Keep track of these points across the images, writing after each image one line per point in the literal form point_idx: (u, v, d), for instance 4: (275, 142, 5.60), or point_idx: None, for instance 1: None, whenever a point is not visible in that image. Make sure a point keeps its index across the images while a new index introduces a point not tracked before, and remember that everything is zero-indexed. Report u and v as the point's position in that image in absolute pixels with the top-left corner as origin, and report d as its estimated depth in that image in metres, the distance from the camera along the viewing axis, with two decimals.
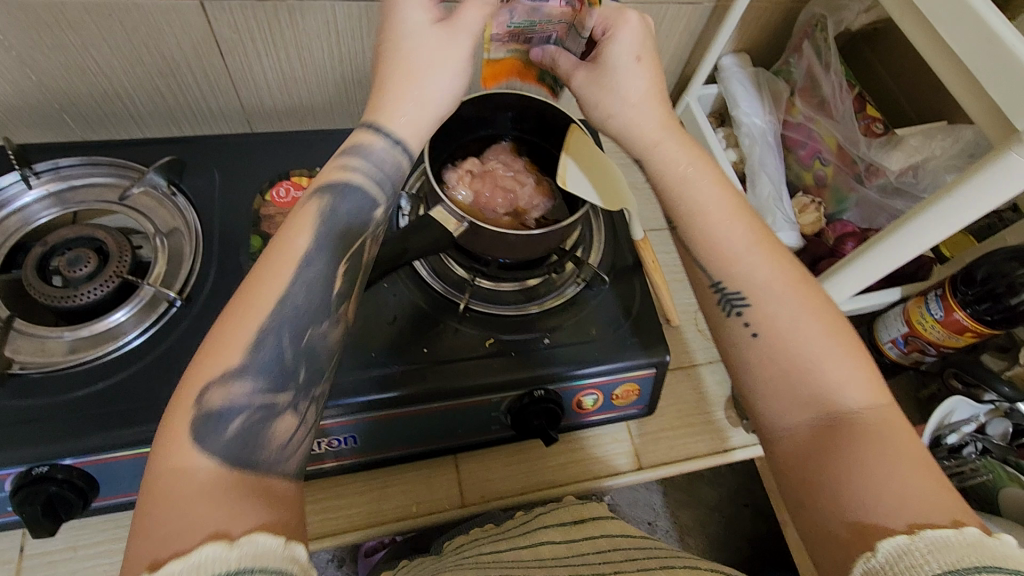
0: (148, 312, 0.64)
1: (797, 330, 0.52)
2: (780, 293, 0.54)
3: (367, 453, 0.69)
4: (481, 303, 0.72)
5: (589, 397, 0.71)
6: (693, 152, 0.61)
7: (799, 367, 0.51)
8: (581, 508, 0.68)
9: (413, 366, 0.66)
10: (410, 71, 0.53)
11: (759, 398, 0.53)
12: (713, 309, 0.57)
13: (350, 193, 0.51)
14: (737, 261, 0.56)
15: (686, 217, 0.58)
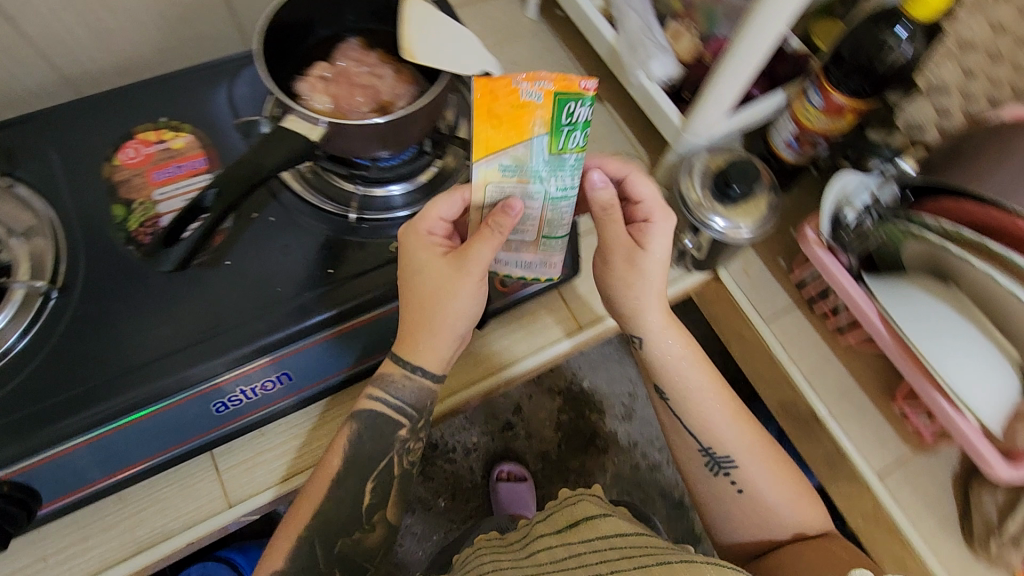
0: (26, 312, 0.59)
1: (764, 484, 0.71)
2: (758, 457, 0.71)
3: (306, 388, 0.68)
4: (375, 211, 0.69)
5: (511, 273, 0.72)
6: (692, 354, 0.72)
7: (768, 517, 0.71)
8: (574, 518, 0.73)
9: (324, 289, 0.64)
10: (437, 316, 0.62)
11: (743, 539, 0.74)
12: (704, 421, 0.72)
13: (402, 402, 0.67)
14: (722, 426, 0.72)
15: (678, 392, 0.72)
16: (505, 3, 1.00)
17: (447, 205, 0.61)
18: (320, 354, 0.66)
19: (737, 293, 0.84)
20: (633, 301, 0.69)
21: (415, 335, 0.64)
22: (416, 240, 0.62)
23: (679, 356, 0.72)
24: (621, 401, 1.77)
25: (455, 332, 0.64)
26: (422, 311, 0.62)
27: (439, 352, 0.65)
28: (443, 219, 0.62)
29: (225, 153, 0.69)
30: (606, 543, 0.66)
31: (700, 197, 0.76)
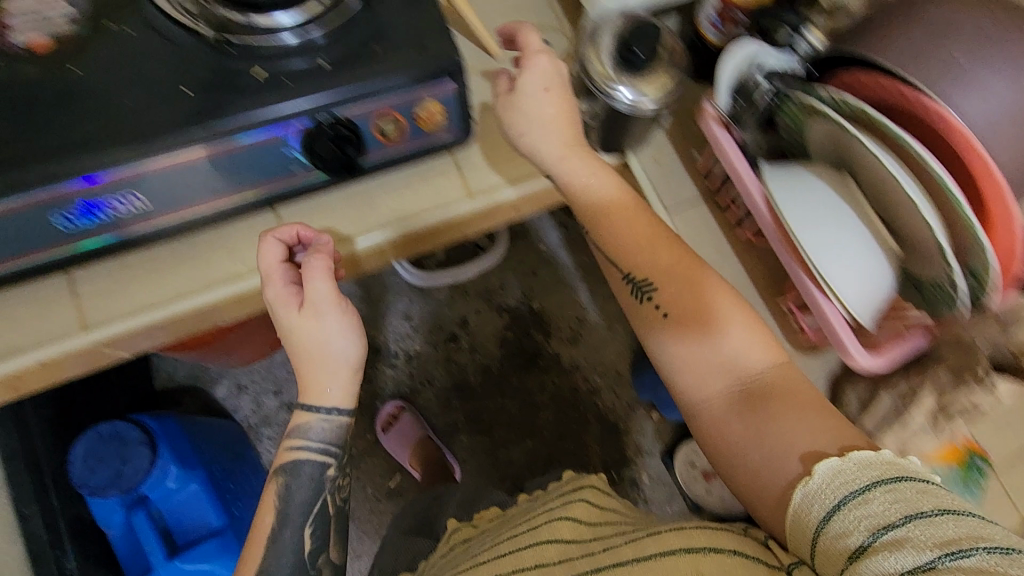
0: None
1: (724, 346, 0.67)
2: (718, 327, 0.67)
3: (164, 218, 0.66)
4: (242, 34, 0.64)
5: (390, 122, 0.68)
6: (708, 293, 0.69)
7: (726, 361, 0.66)
8: (579, 492, 0.75)
9: (183, 109, 0.61)
10: (319, 355, 0.69)
11: (685, 385, 0.68)
12: (672, 338, 0.69)
13: (314, 448, 0.72)
14: (624, 217, 0.72)
15: (584, 212, 0.74)
16: None
17: (268, 256, 0.67)
18: (193, 175, 0.63)
19: (643, 177, 0.81)
20: (684, 350, 0.68)
21: (315, 380, 0.70)
22: (286, 334, 0.68)
23: (705, 343, 0.67)
24: None
25: (351, 365, 0.70)
26: (296, 358, 0.69)
27: (348, 362, 0.70)
28: (275, 266, 0.67)
29: None
30: (595, 532, 0.66)
31: (604, 71, 0.70)
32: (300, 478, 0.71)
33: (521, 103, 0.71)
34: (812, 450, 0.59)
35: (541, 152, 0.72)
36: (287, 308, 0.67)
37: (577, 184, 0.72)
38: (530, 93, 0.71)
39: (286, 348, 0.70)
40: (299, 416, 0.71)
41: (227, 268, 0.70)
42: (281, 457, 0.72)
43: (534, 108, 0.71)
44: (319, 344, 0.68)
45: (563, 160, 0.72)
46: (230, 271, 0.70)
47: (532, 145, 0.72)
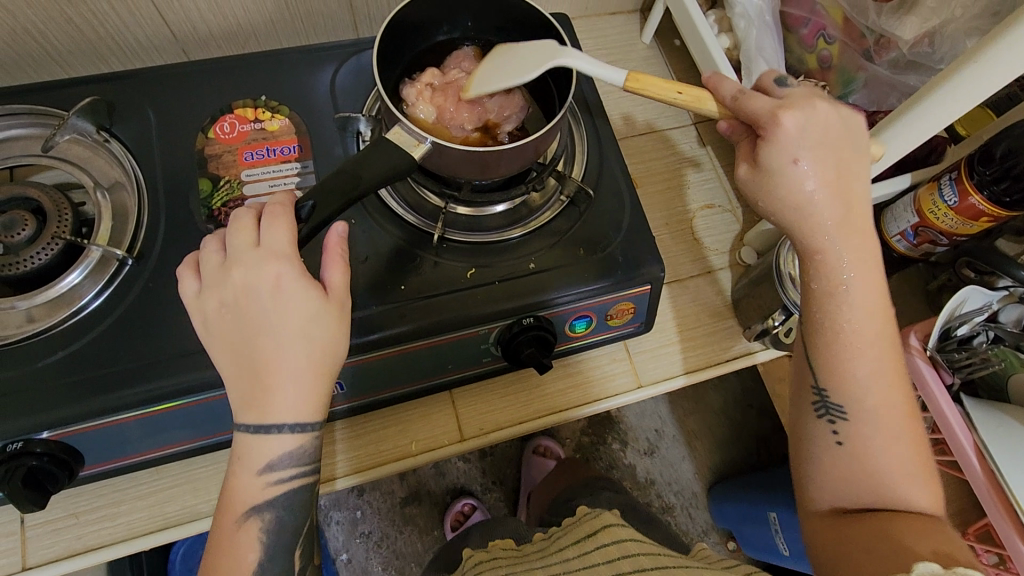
0: (100, 273, 0.60)
1: (883, 456, 0.52)
2: (887, 442, 0.52)
3: (354, 398, 0.66)
4: (456, 232, 0.66)
5: (583, 319, 0.68)
6: (897, 404, 0.53)
7: (883, 476, 0.52)
8: (598, 520, 0.61)
9: (396, 304, 0.62)
10: (271, 340, 0.47)
11: (818, 485, 0.55)
12: (835, 447, 0.54)
13: (284, 479, 0.51)
14: (865, 327, 0.52)
15: (830, 292, 0.52)
16: (623, 20, 0.95)
17: (250, 229, 0.49)
18: (393, 365, 0.64)
19: None
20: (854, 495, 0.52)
21: (281, 381, 0.47)
22: (233, 299, 0.48)
23: (872, 441, 0.52)
24: (647, 435, 1.48)
25: (322, 371, 0.49)
26: (251, 361, 0.47)
27: (319, 360, 0.48)
28: (251, 246, 0.48)
29: (317, 144, 0.66)
30: (624, 550, 0.56)
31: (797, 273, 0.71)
32: (277, 510, 0.51)
33: (785, 187, 0.50)
34: (934, 551, 0.46)
35: (805, 188, 0.50)
36: (267, 267, 0.47)
37: (823, 214, 0.50)
38: (802, 193, 0.50)
39: (224, 339, 0.48)
40: (246, 445, 0.49)
41: (400, 443, 0.70)
42: (245, 496, 0.50)
43: (785, 194, 0.50)
44: (275, 325, 0.47)
45: (801, 163, 0.49)
46: (401, 447, 0.70)
47: (758, 200, 0.52)
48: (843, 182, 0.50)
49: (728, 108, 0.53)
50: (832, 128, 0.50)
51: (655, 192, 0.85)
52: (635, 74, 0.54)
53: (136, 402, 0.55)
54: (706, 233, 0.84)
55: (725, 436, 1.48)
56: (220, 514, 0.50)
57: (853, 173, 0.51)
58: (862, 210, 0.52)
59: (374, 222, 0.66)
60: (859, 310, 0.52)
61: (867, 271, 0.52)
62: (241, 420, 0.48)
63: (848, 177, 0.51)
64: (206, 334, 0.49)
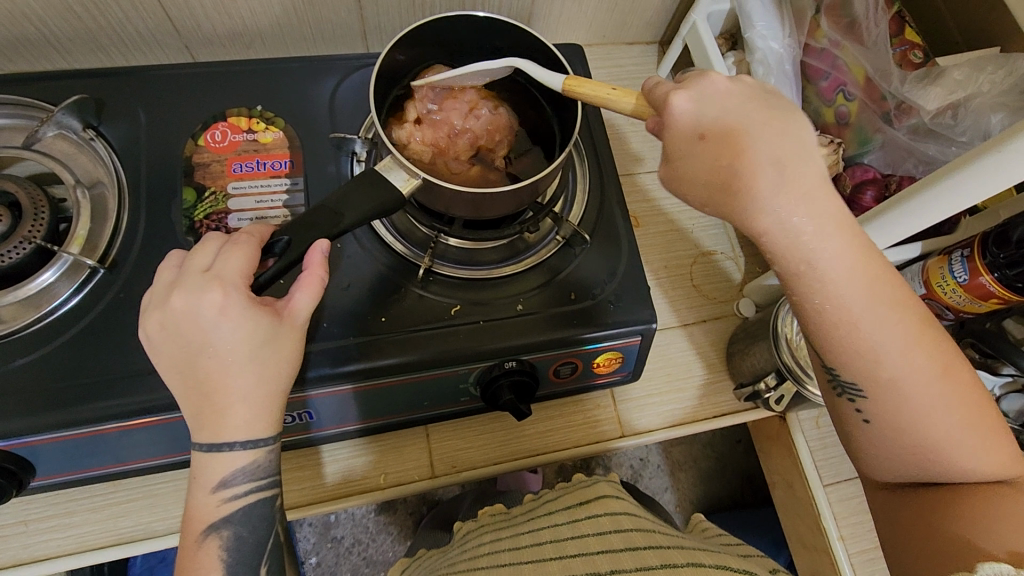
0: (71, 277, 0.57)
1: (929, 422, 0.45)
2: (936, 410, 0.45)
3: (323, 427, 0.64)
4: (445, 265, 0.64)
5: (568, 365, 0.66)
6: (933, 364, 0.45)
7: (931, 446, 0.46)
8: (592, 491, 0.62)
9: (373, 336, 0.60)
10: (213, 360, 0.44)
11: (868, 459, 0.50)
12: (875, 421, 0.47)
13: (241, 494, 0.46)
14: (858, 296, 0.44)
15: (795, 274, 0.44)
16: (641, 51, 0.92)
17: (207, 253, 0.46)
18: (361, 400, 0.62)
19: (802, 442, 0.76)
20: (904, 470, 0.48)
21: (232, 395, 0.44)
22: (176, 322, 0.44)
23: (912, 412, 0.46)
24: (630, 464, 1.42)
25: (274, 392, 0.45)
26: (197, 366, 0.44)
27: (271, 382, 0.45)
28: (201, 270, 0.45)
29: (310, 160, 0.64)
30: (617, 524, 0.55)
31: (793, 335, 0.68)
32: (237, 526, 0.46)
33: (702, 168, 0.44)
34: (1007, 551, 0.43)
35: (719, 166, 0.43)
36: (208, 293, 0.44)
37: (750, 189, 0.42)
38: (718, 172, 0.43)
39: (169, 363, 0.44)
40: (201, 464, 0.45)
41: (368, 474, 0.68)
42: (202, 513, 0.45)
43: (705, 176, 0.44)
44: (219, 346, 0.44)
45: (705, 139, 0.43)
46: (369, 479, 0.68)
47: (690, 193, 0.46)
48: (772, 146, 0.42)
49: (647, 98, 0.48)
50: (733, 97, 0.44)
51: (657, 232, 0.83)
52: (572, 76, 0.52)
53: (94, 418, 0.53)
54: (704, 280, 0.81)
55: (710, 471, 1.45)
56: (179, 540, 0.46)
57: (784, 131, 0.43)
58: (798, 165, 0.43)
59: (361, 246, 0.64)
60: (843, 288, 0.44)
61: (833, 241, 0.43)
62: (195, 439, 0.44)
63: (776, 141, 0.43)
64: (153, 354, 0.45)
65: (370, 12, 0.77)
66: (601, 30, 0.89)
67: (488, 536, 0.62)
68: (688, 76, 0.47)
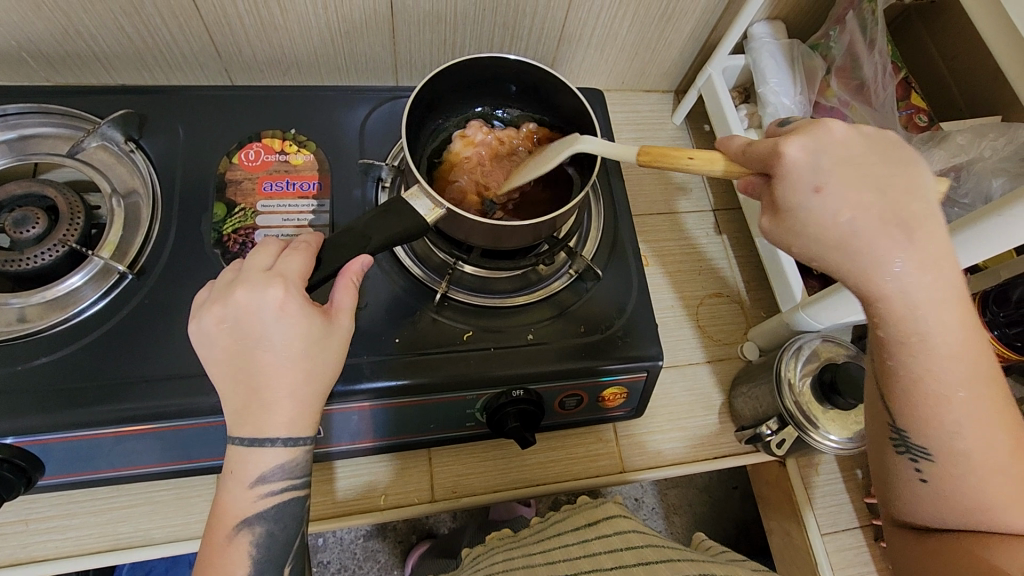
0: (99, 281, 0.59)
1: (992, 485, 0.45)
2: (1002, 476, 0.45)
3: (328, 444, 0.65)
4: (458, 291, 0.66)
5: (573, 398, 0.67)
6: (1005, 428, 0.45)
7: (988, 509, 0.45)
8: (600, 510, 0.63)
9: (386, 357, 0.61)
10: (265, 356, 0.45)
11: (913, 513, 0.49)
12: (937, 480, 0.47)
13: (275, 492, 0.47)
14: (953, 360, 0.44)
15: (899, 333, 0.44)
16: (656, 98, 0.96)
17: (268, 255, 0.49)
18: (369, 419, 0.63)
19: (801, 489, 0.76)
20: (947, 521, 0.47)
21: (281, 390, 0.45)
22: (234, 316, 0.45)
23: (980, 476, 0.45)
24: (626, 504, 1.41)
25: (319, 390, 0.46)
26: (248, 361, 0.45)
27: (316, 380, 0.46)
28: (262, 269, 0.47)
29: (337, 184, 0.67)
30: (627, 542, 0.57)
31: (795, 379, 0.69)
32: (270, 522, 0.47)
33: (816, 220, 0.44)
34: (1022, 571, 0.42)
35: (839, 222, 0.43)
36: (270, 289, 0.46)
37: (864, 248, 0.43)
38: (835, 225, 0.43)
39: (221, 359, 0.45)
40: (239, 460, 0.45)
41: (369, 493, 0.68)
42: (234, 508, 0.46)
43: (822, 232, 0.44)
44: (275, 344, 0.45)
45: (825, 192, 0.43)
46: (369, 499, 0.68)
47: (792, 244, 0.45)
48: (895, 205, 0.43)
49: (738, 158, 0.48)
50: (853, 147, 0.44)
51: (666, 273, 0.85)
52: (648, 148, 0.51)
53: (109, 420, 0.54)
54: (710, 322, 0.83)
55: (706, 517, 1.43)
56: (209, 532, 0.46)
57: (907, 190, 0.44)
58: (923, 228, 0.43)
59: (380, 268, 0.66)
60: (942, 349, 0.44)
61: (939, 306, 0.44)
62: (233, 434, 0.45)
63: (897, 197, 0.43)
64: (204, 347, 0.46)
65: (402, 48, 0.81)
66: (621, 77, 0.93)
67: (500, 556, 0.63)
68: (802, 124, 0.47)
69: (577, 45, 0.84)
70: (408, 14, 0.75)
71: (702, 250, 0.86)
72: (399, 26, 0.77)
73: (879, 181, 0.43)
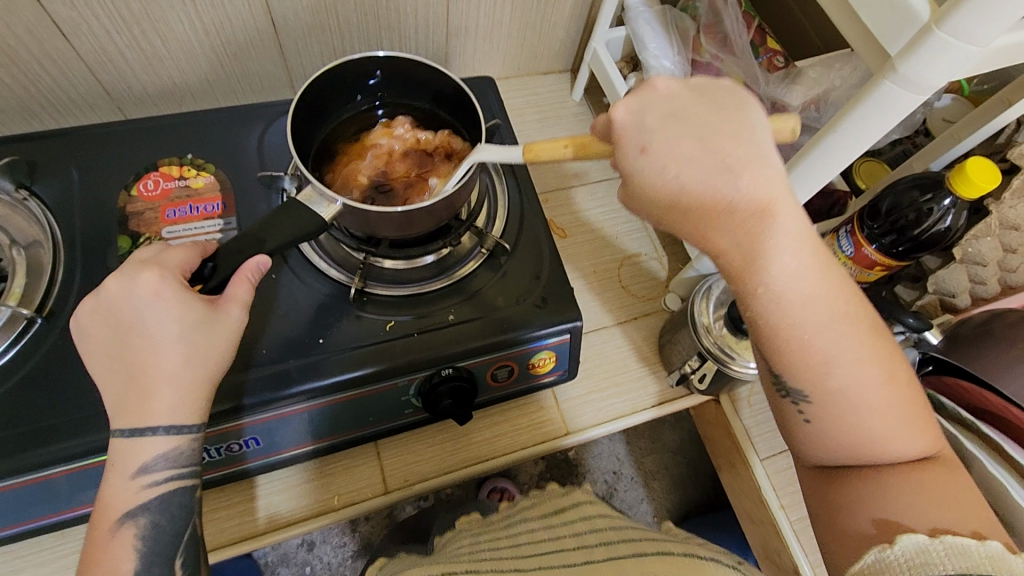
0: (7, 333, 0.58)
1: (866, 414, 0.49)
2: (874, 405, 0.49)
3: (269, 454, 0.66)
4: (379, 285, 0.68)
5: (504, 368, 0.69)
6: (870, 359, 0.49)
7: (866, 443, 0.49)
8: (567, 500, 0.66)
9: (312, 359, 0.63)
10: (144, 341, 0.47)
11: (809, 454, 0.53)
12: (824, 420, 0.50)
13: (160, 482, 0.48)
14: (808, 305, 0.48)
15: (752, 287, 0.48)
16: (555, 79, 1.00)
17: (151, 249, 0.51)
18: (306, 421, 0.64)
19: (738, 422, 0.81)
20: (837, 458, 0.51)
21: (159, 375, 0.47)
22: (110, 305, 0.48)
23: (853, 408, 0.49)
24: (604, 478, 1.45)
25: (197, 376, 0.48)
26: (129, 346, 0.47)
27: (198, 365, 0.48)
28: (140, 259, 0.50)
29: (242, 202, 0.68)
30: (591, 525, 0.60)
31: (710, 322, 0.73)
32: (155, 513, 0.48)
33: (647, 179, 0.48)
34: (930, 526, 0.45)
35: (666, 176, 0.47)
36: (143, 274, 0.48)
37: (697, 205, 0.47)
38: (667, 183, 0.47)
39: (102, 345, 0.48)
40: (121, 452, 0.47)
41: (321, 497, 0.69)
42: (118, 499, 0.48)
43: (654, 190, 0.48)
44: (151, 328, 0.47)
45: (650, 151, 0.48)
46: (323, 502, 0.69)
47: (639, 207, 0.51)
48: (718, 153, 0.47)
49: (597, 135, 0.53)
50: (679, 105, 0.49)
51: (584, 242, 0.88)
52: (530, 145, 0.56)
53: (39, 464, 0.54)
54: (632, 281, 0.87)
55: (682, 475, 1.47)
56: (94, 523, 0.48)
57: (731, 137, 0.47)
58: (750, 167, 0.47)
59: (298, 277, 0.68)
60: (790, 296, 0.48)
61: (788, 249, 0.47)
62: (116, 427, 0.47)
63: (721, 145, 0.47)
64: (83, 340, 0.48)
65: (294, 61, 0.82)
66: (516, 63, 0.97)
67: (468, 539, 0.65)
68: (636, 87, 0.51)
69: (465, 36, 0.88)
70: (291, 25, 0.77)
71: (615, 215, 0.91)
72: (284, 37, 0.78)
73: (705, 130, 0.47)
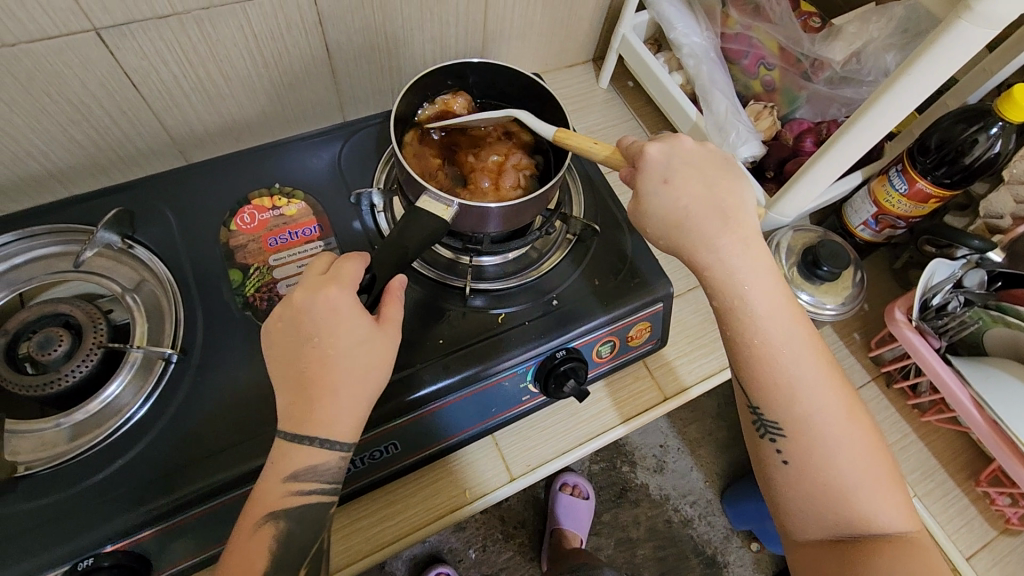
0: (145, 377, 0.60)
1: (838, 461, 0.55)
2: (846, 453, 0.55)
3: (406, 456, 0.68)
4: (479, 281, 0.71)
5: (607, 345, 0.73)
6: (844, 404, 0.56)
7: (844, 495, 0.55)
8: None
9: (434, 359, 0.65)
10: (316, 350, 0.49)
11: (790, 513, 0.58)
12: (802, 468, 0.56)
13: (308, 491, 0.50)
14: (781, 330, 0.55)
15: (728, 305, 0.55)
16: (581, 70, 1.04)
17: (325, 262, 0.54)
18: (447, 417, 0.67)
19: None
20: (818, 527, 0.57)
21: (325, 387, 0.49)
22: (292, 314, 0.51)
23: (826, 448, 0.55)
24: (653, 453, 1.49)
25: (359, 393, 0.50)
26: (304, 352, 0.50)
27: (362, 382, 0.50)
28: (320, 273, 0.53)
29: (335, 221, 0.70)
30: None
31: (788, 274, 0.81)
32: (295, 521, 0.50)
33: (658, 204, 0.56)
34: None
35: (677, 205, 0.55)
36: (323, 291, 0.50)
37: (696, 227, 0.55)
38: (674, 210, 0.55)
39: (280, 348, 0.51)
40: (281, 454, 0.49)
41: (454, 493, 0.72)
42: (268, 500, 0.49)
43: (662, 213, 0.56)
44: (324, 339, 0.50)
45: (670, 182, 0.56)
46: (458, 496, 0.72)
47: (646, 226, 0.58)
48: (716, 198, 0.55)
49: (624, 152, 0.59)
50: (691, 152, 0.57)
51: None
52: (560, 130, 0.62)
53: (203, 495, 0.56)
54: None
55: (726, 439, 1.50)
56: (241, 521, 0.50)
57: (727, 187, 0.56)
58: (739, 217, 0.56)
59: None
60: (768, 323, 0.55)
61: (759, 280, 0.55)
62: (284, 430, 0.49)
63: (720, 194, 0.55)
64: (268, 341, 0.52)
65: (343, 84, 0.85)
66: (546, 59, 1.00)
67: None
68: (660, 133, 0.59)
69: (501, 38, 0.91)
70: (344, 49, 0.79)
71: None
72: (336, 61, 0.81)
73: (707, 178, 0.56)
